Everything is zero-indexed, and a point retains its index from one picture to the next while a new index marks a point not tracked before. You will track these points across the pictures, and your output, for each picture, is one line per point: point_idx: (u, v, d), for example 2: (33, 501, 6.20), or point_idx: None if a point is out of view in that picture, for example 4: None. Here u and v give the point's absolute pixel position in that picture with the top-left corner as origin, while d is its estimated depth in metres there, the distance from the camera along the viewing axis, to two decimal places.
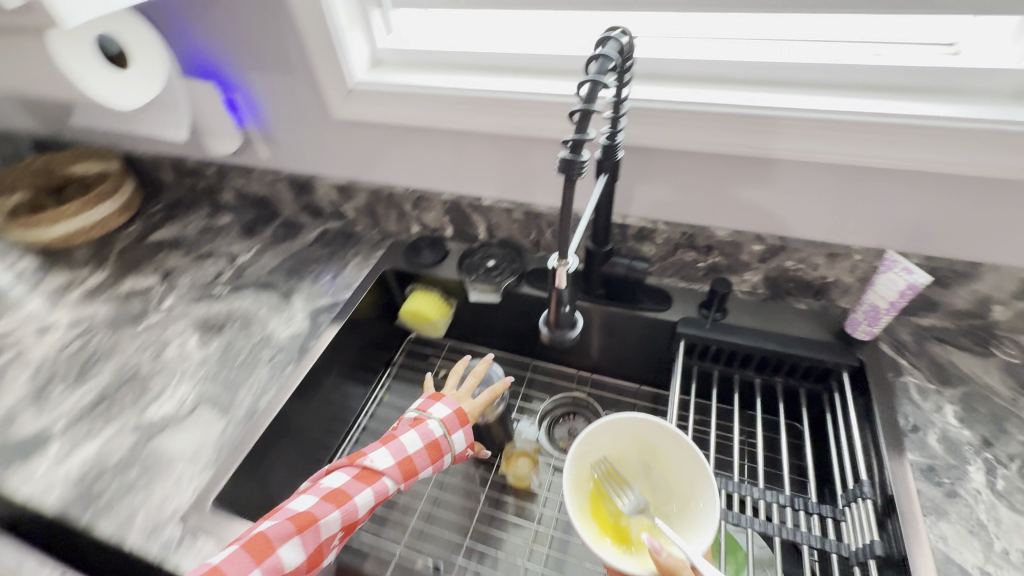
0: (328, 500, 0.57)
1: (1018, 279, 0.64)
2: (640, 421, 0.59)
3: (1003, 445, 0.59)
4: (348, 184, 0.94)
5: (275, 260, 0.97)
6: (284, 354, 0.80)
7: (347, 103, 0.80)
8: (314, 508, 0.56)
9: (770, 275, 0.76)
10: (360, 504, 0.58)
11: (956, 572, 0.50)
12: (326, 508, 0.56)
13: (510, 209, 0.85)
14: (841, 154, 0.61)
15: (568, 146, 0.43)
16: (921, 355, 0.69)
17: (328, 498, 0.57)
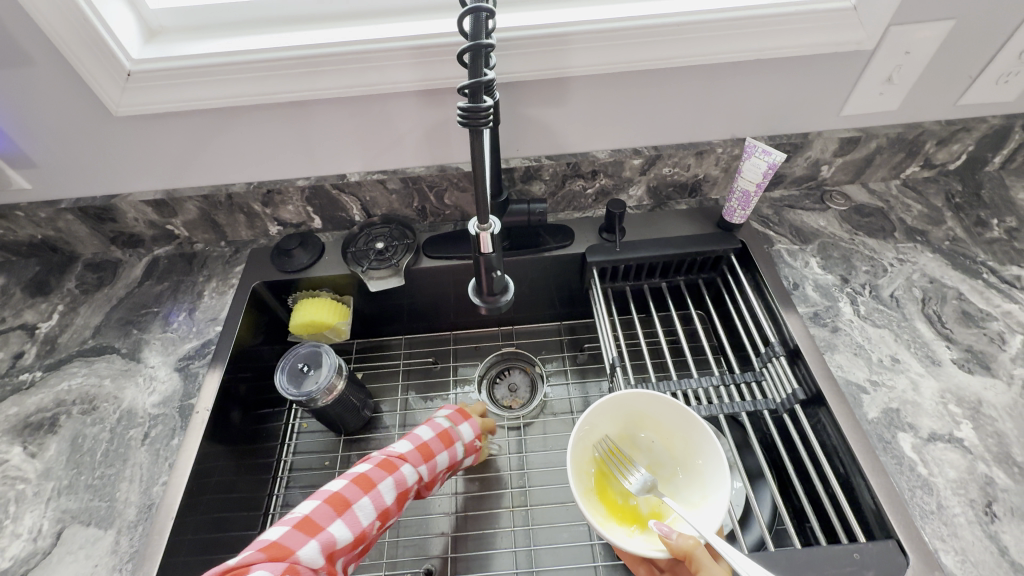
0: (330, 504, 0.51)
1: (837, 139, 0.76)
2: (642, 397, 0.59)
3: (855, 277, 0.72)
4: (166, 196, 0.74)
5: (98, 314, 0.75)
6: (161, 424, 0.64)
7: (132, 92, 0.61)
8: (321, 511, 0.51)
9: (651, 185, 0.80)
10: (368, 506, 0.53)
11: (855, 389, 0.62)
12: (333, 511, 0.51)
13: (383, 179, 0.75)
14: (696, 54, 0.63)
15: (466, 93, 0.37)
16: (782, 223, 0.80)
17: (329, 501, 0.52)
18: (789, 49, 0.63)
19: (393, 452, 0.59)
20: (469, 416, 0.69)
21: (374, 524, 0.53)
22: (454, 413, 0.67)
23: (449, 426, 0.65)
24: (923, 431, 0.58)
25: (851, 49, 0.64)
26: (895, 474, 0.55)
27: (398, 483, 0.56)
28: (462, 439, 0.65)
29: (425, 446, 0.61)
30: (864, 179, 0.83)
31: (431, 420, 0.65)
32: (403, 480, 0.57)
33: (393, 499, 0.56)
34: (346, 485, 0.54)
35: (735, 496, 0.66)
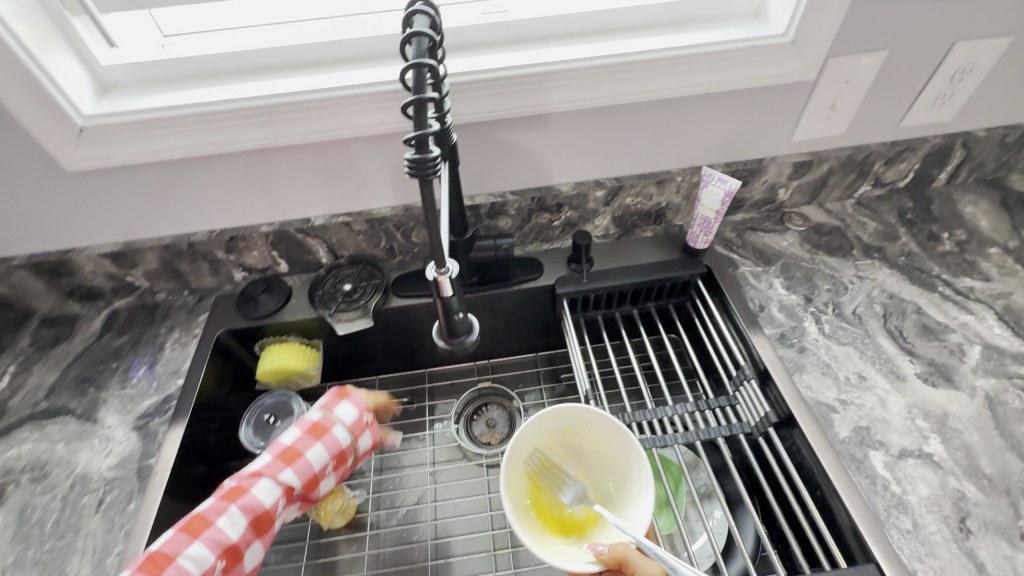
0: (160, 555, 0.48)
1: (791, 163, 0.78)
2: (569, 411, 0.62)
3: (818, 296, 0.74)
4: (125, 248, 0.73)
5: (52, 373, 0.72)
6: (118, 488, 0.61)
7: (85, 147, 0.60)
8: (145, 566, 0.47)
9: (616, 214, 0.81)
10: (207, 542, 0.50)
11: (825, 409, 0.62)
12: (164, 559, 0.48)
13: (349, 222, 0.75)
14: (648, 90, 0.65)
15: (413, 145, 0.37)
16: (745, 245, 0.81)
17: (158, 552, 0.48)
18: (736, 82, 0.66)
19: (243, 476, 0.56)
20: (347, 396, 0.66)
21: (219, 562, 0.50)
22: (326, 401, 0.65)
23: (319, 418, 0.63)
24: (893, 448, 0.58)
25: (794, 80, 0.67)
26: (870, 494, 0.55)
27: (246, 508, 0.54)
28: (341, 422, 0.64)
29: (286, 452, 0.59)
30: (821, 199, 0.86)
31: (297, 420, 0.63)
32: (260, 495, 0.55)
33: (249, 521, 0.54)
34: (178, 529, 0.50)
35: (716, 525, 0.66)
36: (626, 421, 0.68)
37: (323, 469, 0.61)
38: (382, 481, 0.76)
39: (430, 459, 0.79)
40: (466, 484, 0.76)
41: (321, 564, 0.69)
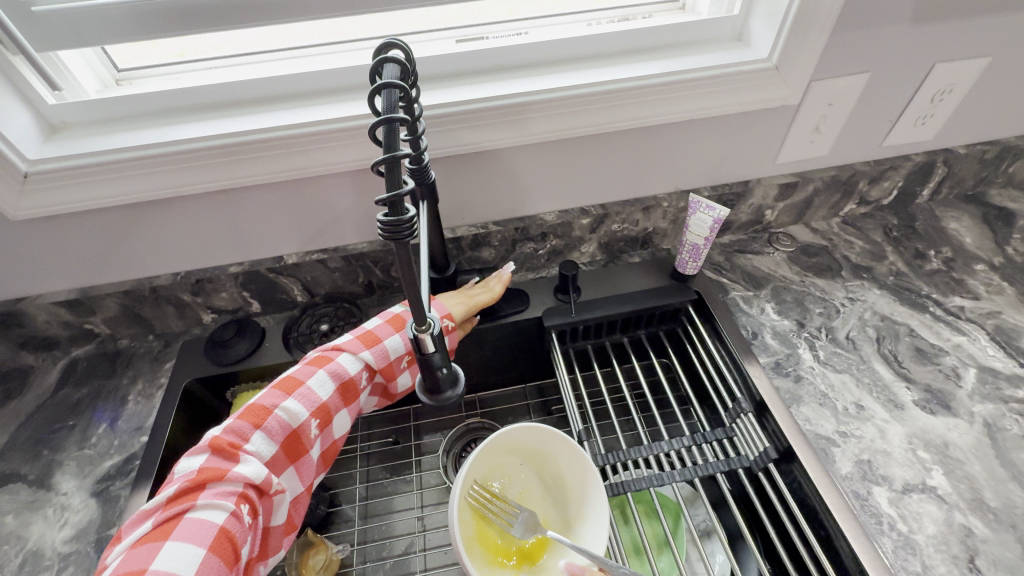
0: (251, 417, 0.51)
1: (776, 186, 0.77)
2: (518, 430, 0.61)
3: (810, 321, 0.73)
4: (81, 295, 0.68)
5: (3, 434, 0.67)
6: (75, 564, 0.56)
7: (31, 195, 0.55)
8: (240, 424, 0.50)
9: (602, 241, 0.79)
10: (298, 405, 0.54)
11: (825, 443, 0.60)
12: (256, 422, 0.51)
13: (324, 259, 0.71)
14: (631, 118, 0.63)
15: (385, 204, 0.33)
16: (734, 269, 0.80)
17: (249, 413, 0.52)
18: (719, 108, 0.64)
19: (326, 349, 0.59)
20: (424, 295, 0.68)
21: (311, 423, 0.54)
22: (408, 300, 0.68)
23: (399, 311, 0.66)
24: (896, 482, 0.57)
25: (777, 105, 0.66)
26: (876, 534, 0.53)
27: (333, 376, 0.57)
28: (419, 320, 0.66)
29: (368, 335, 0.62)
30: (807, 219, 0.85)
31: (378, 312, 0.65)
32: (298, 405, 0.53)
33: (305, 418, 0.54)
34: (268, 392, 0.54)
35: (718, 568, 0.63)
36: (620, 459, 0.65)
37: (365, 371, 0.60)
38: (367, 531, 0.72)
39: (418, 503, 0.75)
40: None
41: None
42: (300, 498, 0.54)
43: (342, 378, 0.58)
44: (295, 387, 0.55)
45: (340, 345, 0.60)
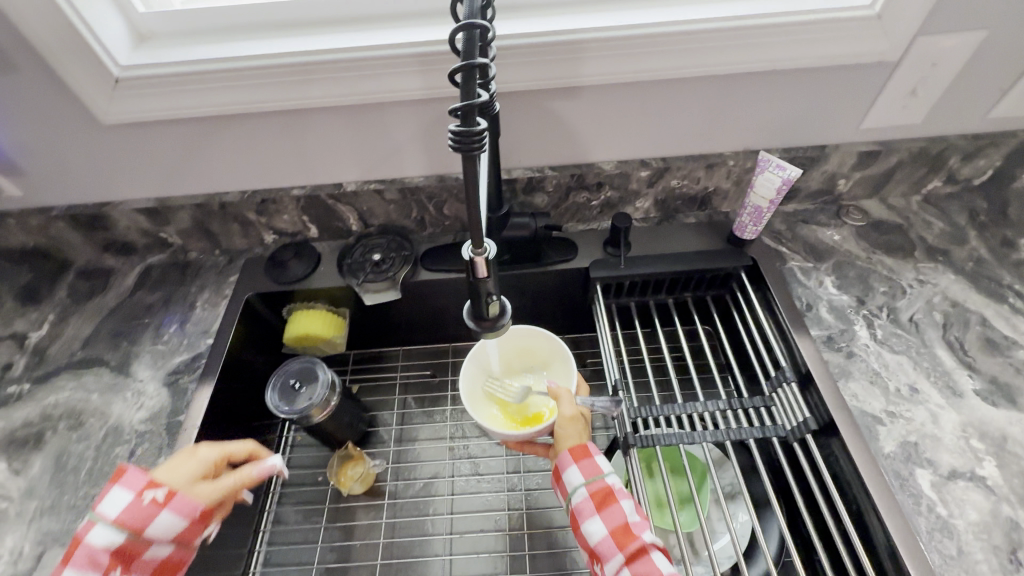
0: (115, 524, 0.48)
1: (855, 153, 0.72)
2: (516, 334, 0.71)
3: (871, 299, 0.69)
4: (158, 205, 0.73)
5: (89, 325, 0.74)
6: (148, 443, 0.62)
7: (120, 100, 0.58)
8: (97, 532, 0.47)
9: (659, 197, 0.77)
10: (100, 542, 0.47)
11: (870, 421, 0.58)
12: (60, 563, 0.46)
13: (381, 189, 0.73)
14: (708, 64, 0.60)
15: (457, 116, 0.34)
16: (795, 239, 0.76)
17: (113, 545, 0.48)
18: (806, 59, 0.60)
19: (83, 533, 0.47)
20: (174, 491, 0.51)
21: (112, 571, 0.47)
22: (135, 477, 0.51)
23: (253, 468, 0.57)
24: (943, 468, 0.55)
25: (873, 60, 0.60)
26: (913, 515, 0.52)
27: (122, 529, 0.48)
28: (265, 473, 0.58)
29: (111, 548, 0.47)
30: (883, 194, 0.79)
31: (132, 475, 0.51)
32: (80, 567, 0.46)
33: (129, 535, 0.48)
34: (85, 525, 0.47)
35: (739, 527, 0.64)
36: (653, 414, 0.65)
37: (182, 540, 0.52)
38: (401, 452, 0.76)
39: (450, 434, 0.78)
40: (483, 462, 0.75)
41: (339, 529, 0.70)
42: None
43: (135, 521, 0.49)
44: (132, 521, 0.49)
45: (207, 503, 0.53)
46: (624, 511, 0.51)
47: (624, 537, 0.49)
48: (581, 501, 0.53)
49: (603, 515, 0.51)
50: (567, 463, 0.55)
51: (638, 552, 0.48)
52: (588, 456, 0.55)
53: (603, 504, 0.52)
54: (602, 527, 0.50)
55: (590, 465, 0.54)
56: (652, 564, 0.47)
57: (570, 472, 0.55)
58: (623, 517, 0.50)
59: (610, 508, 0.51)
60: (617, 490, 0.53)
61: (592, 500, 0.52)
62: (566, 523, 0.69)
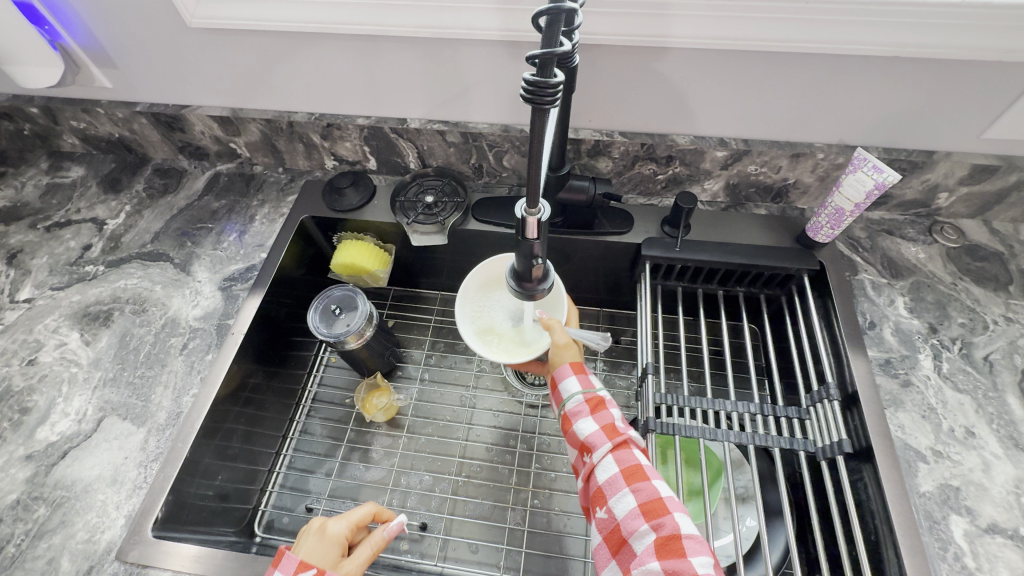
0: None
1: (969, 165, 0.64)
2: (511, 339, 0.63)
3: (946, 329, 0.63)
4: (230, 114, 0.75)
5: (159, 221, 0.79)
6: (199, 338, 0.67)
7: (206, 4, 0.60)
8: None
9: (730, 181, 0.72)
10: None
11: (912, 456, 0.55)
12: None
13: (443, 131, 0.71)
14: (819, 40, 0.53)
15: (535, 64, 0.32)
16: (873, 250, 0.70)
17: None
18: (935, 49, 0.52)
19: None
20: None
21: None
22: None
23: None
24: (982, 520, 0.51)
25: (1021, 60, 0.52)
26: (935, 559, 0.49)
27: None
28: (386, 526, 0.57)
29: None
30: (988, 215, 0.71)
31: None
32: None
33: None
34: None
35: (744, 531, 0.63)
36: (678, 404, 0.62)
37: None
38: (424, 391, 0.79)
39: (473, 383, 0.79)
40: (501, 415, 0.77)
41: (358, 451, 0.74)
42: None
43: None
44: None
45: None
46: (612, 415, 0.55)
47: (611, 432, 0.53)
48: (576, 403, 0.56)
49: (594, 416, 0.55)
50: (566, 373, 0.58)
51: (621, 445, 0.52)
52: (585, 371, 0.59)
53: (594, 406, 0.56)
54: (592, 424, 0.54)
55: (586, 378, 0.58)
56: (630, 454, 0.51)
57: (568, 381, 0.58)
58: (611, 418, 0.55)
59: (601, 410, 0.55)
60: (608, 399, 0.57)
61: (586, 403, 0.56)
62: (572, 490, 0.71)
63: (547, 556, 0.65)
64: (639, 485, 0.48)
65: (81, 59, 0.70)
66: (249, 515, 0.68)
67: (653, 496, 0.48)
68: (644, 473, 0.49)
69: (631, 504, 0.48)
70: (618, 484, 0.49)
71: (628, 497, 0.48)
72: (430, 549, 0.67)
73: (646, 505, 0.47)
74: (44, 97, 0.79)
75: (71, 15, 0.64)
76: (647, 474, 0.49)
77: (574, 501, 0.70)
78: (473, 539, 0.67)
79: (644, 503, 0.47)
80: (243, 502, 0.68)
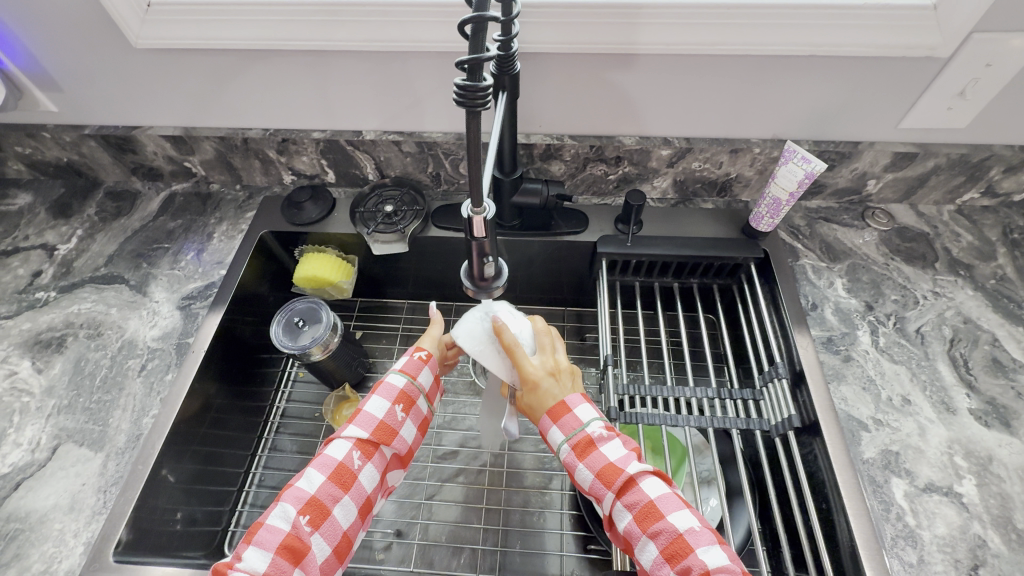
0: None
1: (891, 153, 0.69)
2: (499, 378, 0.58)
3: (881, 306, 0.67)
4: (182, 133, 0.75)
5: (112, 244, 0.77)
6: (158, 359, 0.66)
7: (151, 24, 0.61)
8: None
9: (678, 178, 0.75)
10: None
11: (855, 425, 0.58)
12: None
13: (398, 141, 0.73)
14: (743, 42, 0.57)
15: (465, 69, 0.34)
16: (813, 237, 0.74)
17: None
18: (847, 47, 0.57)
19: None
20: None
21: None
22: None
23: None
24: (920, 480, 0.55)
25: (922, 55, 0.57)
26: (881, 520, 0.53)
27: None
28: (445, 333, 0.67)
29: None
30: (914, 199, 0.76)
31: None
32: None
33: (386, 416, 0.55)
34: None
35: (709, 512, 0.66)
36: (639, 392, 0.64)
37: None
38: None
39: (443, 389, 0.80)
40: (472, 418, 0.78)
41: None
42: (333, 559, 0.49)
43: (393, 394, 0.57)
44: (353, 416, 0.55)
45: None
46: (605, 454, 0.51)
47: (610, 475, 0.49)
48: (565, 454, 0.52)
49: (586, 461, 0.51)
50: (548, 425, 0.54)
51: (626, 486, 0.49)
52: (567, 410, 0.53)
53: (584, 450, 0.51)
54: (589, 473, 0.51)
55: (569, 421, 0.53)
56: (640, 493, 0.48)
57: (551, 432, 0.53)
58: (605, 459, 0.50)
59: (592, 452, 0.51)
60: (596, 435, 0.52)
61: (574, 451, 0.51)
62: (544, 486, 0.72)
63: (523, 553, 0.66)
64: (657, 527, 0.46)
65: (24, 83, 0.69)
66: (218, 536, 0.67)
67: (673, 536, 0.45)
68: (658, 512, 0.47)
69: (654, 553, 0.46)
70: (637, 533, 0.47)
71: (649, 545, 0.46)
72: (405, 556, 0.67)
73: (668, 550, 0.45)
74: None
75: (12, 39, 0.64)
76: (661, 511, 0.47)
77: (547, 497, 0.71)
78: (448, 542, 0.68)
79: (665, 548, 0.45)
80: (212, 523, 0.66)
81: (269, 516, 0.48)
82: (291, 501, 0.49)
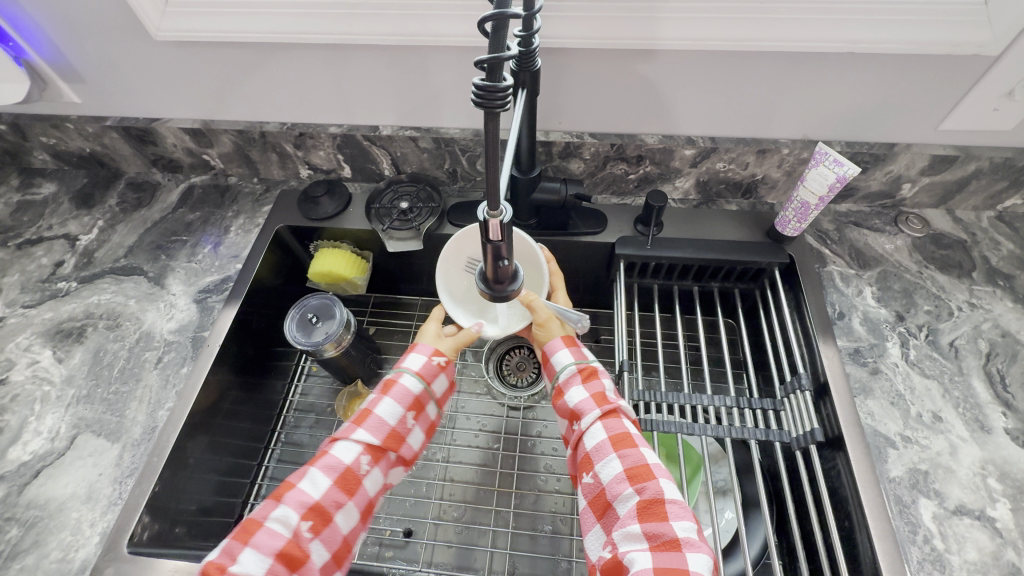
0: None
1: (929, 156, 0.66)
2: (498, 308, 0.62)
3: (912, 317, 0.65)
4: (201, 126, 0.75)
5: (132, 235, 0.78)
6: (174, 352, 0.67)
7: (171, 16, 0.60)
8: None
9: (701, 178, 0.73)
10: None
11: (882, 442, 0.56)
12: None
13: (415, 137, 0.72)
14: (775, 38, 0.55)
15: (483, 69, 0.32)
16: (842, 242, 0.71)
17: None
18: (887, 43, 0.53)
19: None
20: None
21: None
22: None
23: None
24: (949, 502, 0.52)
25: (969, 53, 0.53)
26: (907, 543, 0.50)
27: None
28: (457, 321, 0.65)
29: None
30: (951, 205, 0.73)
31: None
32: None
33: (396, 423, 0.55)
34: None
35: (724, 524, 0.64)
36: (655, 399, 0.62)
37: None
38: None
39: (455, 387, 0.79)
40: (483, 418, 0.77)
41: None
42: (332, 563, 0.50)
43: (407, 399, 0.57)
44: (361, 417, 0.55)
45: None
46: (603, 385, 0.56)
47: (601, 400, 0.54)
48: (568, 374, 0.57)
49: (586, 384, 0.56)
50: (557, 347, 0.58)
51: (610, 412, 0.53)
52: (576, 344, 0.59)
53: (587, 376, 0.56)
54: (583, 393, 0.55)
55: (579, 350, 0.59)
56: (620, 422, 0.52)
57: (560, 354, 0.58)
58: (602, 388, 0.55)
59: (593, 380, 0.56)
60: (601, 369, 0.58)
61: (579, 373, 0.56)
62: (555, 490, 0.71)
63: (531, 557, 0.66)
64: (626, 451, 0.50)
65: (48, 75, 0.70)
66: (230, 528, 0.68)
67: (639, 461, 0.49)
68: (649, 471, 0.48)
69: (617, 469, 0.49)
70: (606, 450, 0.50)
71: (614, 461, 0.49)
72: (414, 555, 0.66)
73: (633, 470, 0.48)
74: (11, 113, 0.78)
75: (36, 31, 0.64)
76: (634, 441, 0.51)
77: (558, 501, 0.70)
78: (457, 543, 0.67)
79: (630, 467, 0.49)
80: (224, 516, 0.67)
81: (269, 516, 0.48)
82: (296, 505, 0.49)
